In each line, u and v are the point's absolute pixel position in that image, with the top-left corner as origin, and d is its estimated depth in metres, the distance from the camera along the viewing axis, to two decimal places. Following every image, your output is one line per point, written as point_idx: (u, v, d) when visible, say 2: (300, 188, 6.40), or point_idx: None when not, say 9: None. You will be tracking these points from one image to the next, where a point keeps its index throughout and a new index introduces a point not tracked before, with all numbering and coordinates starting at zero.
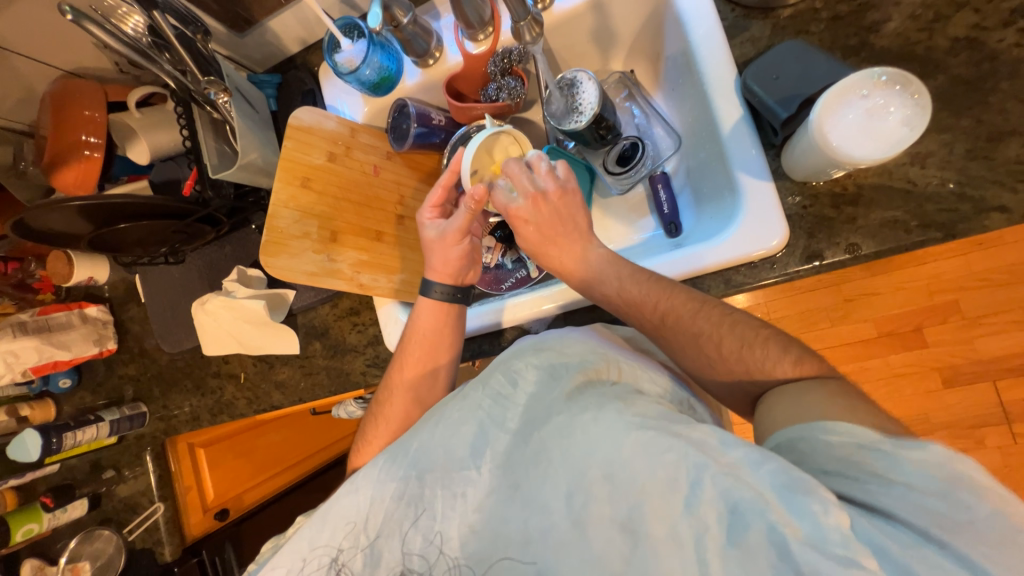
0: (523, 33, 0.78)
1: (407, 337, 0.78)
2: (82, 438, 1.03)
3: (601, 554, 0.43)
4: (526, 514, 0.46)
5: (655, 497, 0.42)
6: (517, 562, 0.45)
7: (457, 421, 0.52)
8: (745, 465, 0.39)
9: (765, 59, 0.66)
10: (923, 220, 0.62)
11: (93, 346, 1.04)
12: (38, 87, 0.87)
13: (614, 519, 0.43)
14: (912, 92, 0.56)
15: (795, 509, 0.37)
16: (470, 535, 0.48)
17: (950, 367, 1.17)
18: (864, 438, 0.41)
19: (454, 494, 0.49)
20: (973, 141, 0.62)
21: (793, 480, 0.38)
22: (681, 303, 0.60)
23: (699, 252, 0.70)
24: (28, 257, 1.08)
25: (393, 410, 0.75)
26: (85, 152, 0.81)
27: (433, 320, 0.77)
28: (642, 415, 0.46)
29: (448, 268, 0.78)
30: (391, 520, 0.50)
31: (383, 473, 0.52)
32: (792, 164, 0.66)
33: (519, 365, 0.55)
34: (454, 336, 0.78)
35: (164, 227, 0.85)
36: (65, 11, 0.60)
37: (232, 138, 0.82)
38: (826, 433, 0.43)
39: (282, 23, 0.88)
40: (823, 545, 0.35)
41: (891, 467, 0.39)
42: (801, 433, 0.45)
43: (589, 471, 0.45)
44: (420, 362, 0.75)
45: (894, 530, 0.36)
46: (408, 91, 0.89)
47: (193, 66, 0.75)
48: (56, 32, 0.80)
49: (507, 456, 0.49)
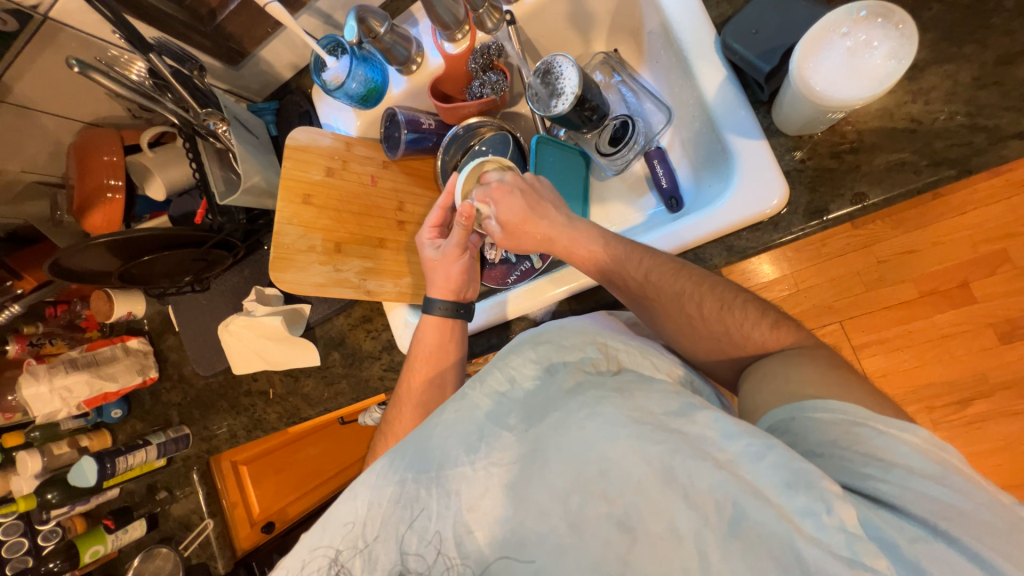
0: (484, 20, 0.81)
1: (413, 353, 0.80)
2: (133, 461, 1.10)
3: (599, 556, 0.42)
4: (524, 514, 0.45)
5: (652, 490, 0.42)
6: (515, 561, 0.45)
7: (454, 421, 0.52)
8: (744, 458, 0.41)
9: (743, 16, 0.64)
10: (932, 158, 0.59)
11: (137, 375, 1.12)
12: (64, 141, 0.95)
13: (611, 516, 0.42)
14: (898, 22, 0.53)
15: (799, 505, 0.38)
16: (469, 535, 0.47)
17: (1005, 321, 1.10)
18: (853, 415, 0.45)
19: (448, 493, 0.48)
20: (979, 68, 0.58)
21: (794, 475, 0.39)
22: (661, 272, 0.63)
23: (695, 223, 0.68)
24: (74, 300, 1.18)
25: (402, 424, 0.76)
26: (108, 194, 0.88)
27: (437, 335, 0.79)
28: (637, 409, 0.46)
29: (448, 286, 0.80)
30: (389, 521, 0.49)
31: (380, 477, 0.51)
32: (782, 117, 0.63)
33: (516, 361, 0.56)
34: (458, 349, 0.80)
35: (184, 256, 0.90)
36: (72, 63, 0.66)
37: (236, 165, 0.86)
38: (814, 410, 0.47)
39: (272, 51, 0.92)
40: (830, 545, 0.37)
41: (889, 448, 0.42)
42: (790, 414, 0.48)
43: (585, 467, 0.44)
44: (428, 376, 0.77)
45: (899, 521, 0.39)
46: (396, 100, 0.92)
47: (192, 101, 0.79)
48: (72, 87, 0.86)
49: (505, 454, 0.49)
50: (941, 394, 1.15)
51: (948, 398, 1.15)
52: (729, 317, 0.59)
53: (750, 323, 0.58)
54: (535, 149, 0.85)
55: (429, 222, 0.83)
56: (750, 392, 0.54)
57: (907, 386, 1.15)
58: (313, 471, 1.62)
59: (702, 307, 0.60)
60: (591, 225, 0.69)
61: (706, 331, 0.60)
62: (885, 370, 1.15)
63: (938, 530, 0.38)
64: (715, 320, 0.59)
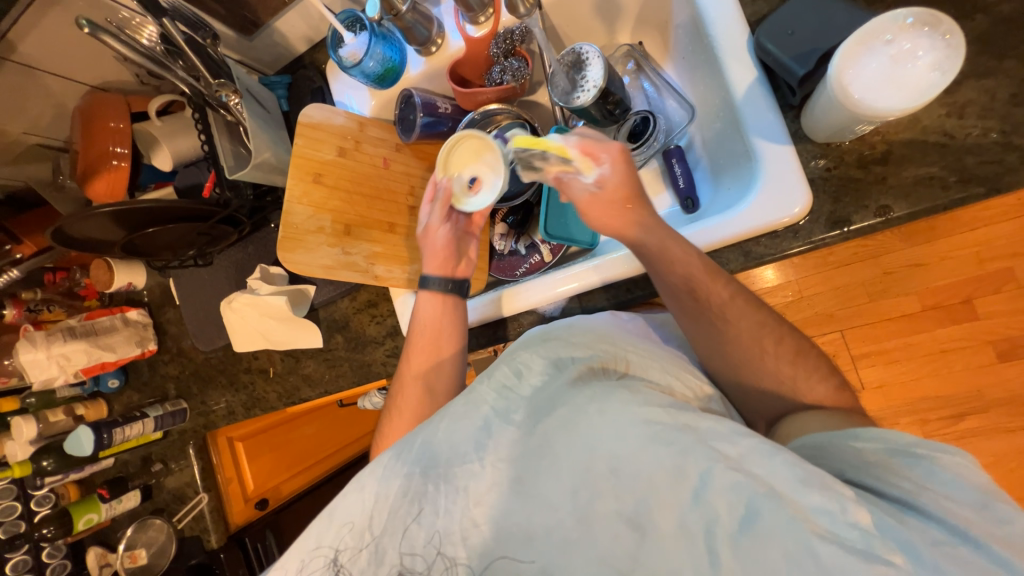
0: (517, 5, 0.78)
1: (412, 330, 0.80)
2: (130, 433, 1.10)
3: (607, 549, 0.44)
4: (530, 509, 0.46)
5: (662, 488, 0.43)
6: (517, 561, 0.46)
7: (460, 415, 0.51)
8: (757, 454, 0.42)
9: (779, 15, 0.62)
10: (961, 174, 0.58)
11: (136, 347, 1.11)
12: (68, 103, 0.92)
13: (621, 514, 0.44)
14: (944, 32, 0.51)
15: (814, 503, 0.39)
16: (475, 529, 0.48)
17: (1007, 340, 1.10)
18: (896, 445, 0.45)
19: (457, 487, 0.49)
20: (1018, 85, 0.57)
21: (808, 474, 0.40)
22: (697, 270, 0.64)
23: (716, 224, 0.68)
24: (73, 267, 1.14)
25: (405, 400, 0.75)
26: (114, 162, 0.86)
27: (434, 309, 0.79)
28: (645, 404, 0.47)
29: (439, 261, 0.81)
30: (395, 516, 0.49)
31: (388, 469, 0.51)
32: (813, 123, 0.62)
33: (525, 356, 0.55)
34: (456, 325, 0.79)
35: (188, 229, 0.88)
36: (80, 23, 0.64)
37: (246, 139, 0.84)
38: (855, 440, 0.47)
39: (288, 23, 0.89)
40: (846, 540, 0.37)
41: (925, 471, 0.42)
42: (829, 438, 0.48)
43: (596, 464, 0.45)
44: (424, 348, 0.77)
45: (925, 526, 0.39)
46: (413, 81, 0.89)
47: (204, 71, 0.77)
48: (78, 47, 0.84)
49: (511, 449, 0.49)
50: (938, 408, 1.15)
51: (943, 412, 1.15)
52: (794, 367, 0.62)
53: (809, 383, 0.61)
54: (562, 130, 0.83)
55: (425, 195, 0.83)
56: (804, 422, 0.58)
57: (903, 399, 1.16)
58: (310, 450, 1.63)
59: (779, 344, 0.63)
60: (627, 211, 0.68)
61: (779, 368, 0.62)
62: (883, 381, 1.16)
63: (967, 537, 0.38)
64: (777, 358, 0.63)
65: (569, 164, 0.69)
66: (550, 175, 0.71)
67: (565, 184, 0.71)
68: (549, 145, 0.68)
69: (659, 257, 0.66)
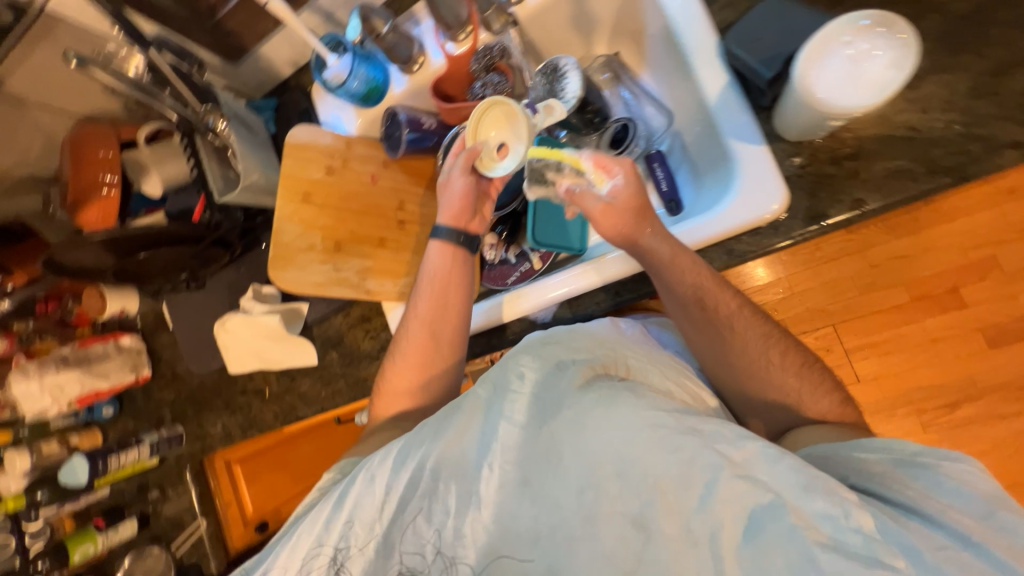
0: (491, 21, 0.83)
1: (423, 279, 0.81)
2: (126, 459, 1.10)
3: (612, 546, 0.49)
4: (538, 509, 0.51)
5: (668, 491, 0.48)
6: (517, 560, 0.52)
7: (472, 419, 0.55)
8: (762, 459, 0.47)
9: (745, 22, 0.64)
10: (929, 165, 0.60)
11: (130, 373, 1.11)
12: (58, 134, 0.94)
13: (628, 515, 0.49)
14: (900, 32, 0.54)
15: (817, 508, 0.44)
16: (485, 527, 0.53)
17: (993, 326, 1.11)
18: (898, 455, 0.52)
19: (472, 491, 0.54)
20: (976, 79, 0.59)
21: (812, 481, 0.45)
22: (707, 282, 0.68)
23: (699, 224, 0.70)
24: (65, 296, 1.11)
25: (413, 339, 0.80)
26: (104, 190, 0.87)
27: (444, 264, 0.80)
28: (651, 410, 0.51)
29: (453, 213, 0.81)
30: (407, 508, 0.55)
31: (398, 463, 0.56)
32: (785, 123, 0.64)
33: (525, 360, 0.56)
34: (465, 275, 0.82)
35: (180, 252, 0.90)
36: (69, 56, 0.67)
37: (234, 162, 0.85)
38: (862, 451, 0.54)
39: (273, 48, 0.91)
40: (846, 543, 0.43)
41: (929, 481, 0.49)
42: (839, 451, 0.56)
43: (601, 466, 0.50)
44: (434, 301, 0.79)
45: (930, 531, 0.45)
46: (397, 99, 0.90)
47: (191, 97, 0.80)
48: (66, 78, 0.86)
49: (519, 452, 0.53)
50: (932, 397, 1.16)
51: (938, 401, 1.16)
52: (800, 379, 0.66)
53: (815, 396, 0.65)
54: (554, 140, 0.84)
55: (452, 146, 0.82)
56: (814, 432, 0.62)
57: (898, 390, 1.17)
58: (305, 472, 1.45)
59: (784, 357, 0.67)
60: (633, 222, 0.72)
61: (786, 381, 0.67)
62: (878, 373, 1.17)
63: (970, 542, 0.44)
64: (760, 346, 0.68)
65: (583, 176, 0.72)
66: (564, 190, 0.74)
67: (578, 196, 0.73)
68: (564, 156, 0.71)
69: (671, 265, 0.69)
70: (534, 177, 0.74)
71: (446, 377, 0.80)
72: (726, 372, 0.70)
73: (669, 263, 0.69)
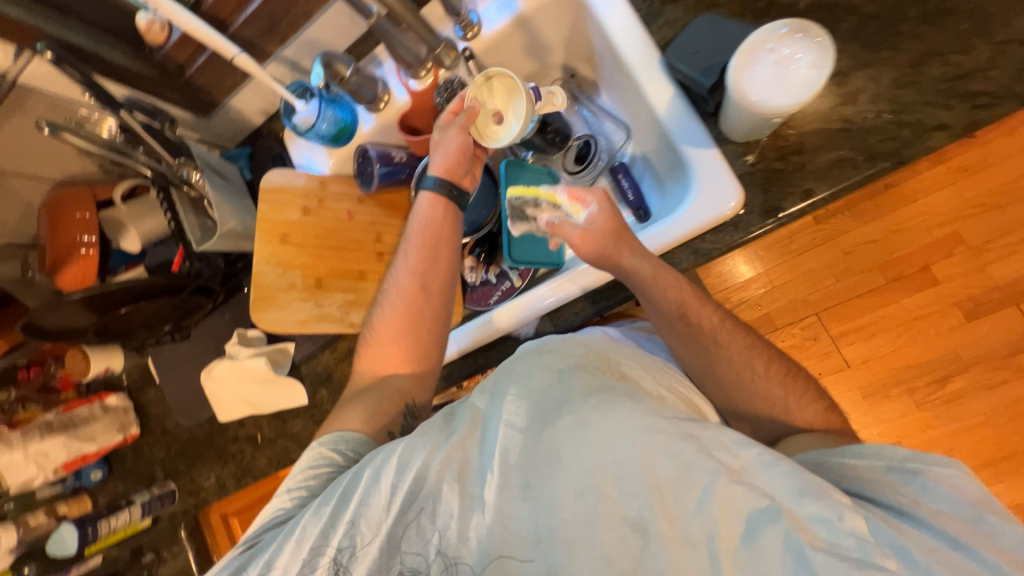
0: (443, 59, 0.83)
1: (412, 231, 0.81)
2: (116, 523, 1.06)
3: (611, 549, 0.48)
4: (537, 513, 0.50)
5: (669, 494, 0.48)
6: (517, 560, 0.50)
7: (476, 427, 0.57)
8: (758, 466, 0.49)
9: (682, 39, 0.70)
10: (868, 152, 0.64)
11: (117, 434, 1.08)
12: (35, 200, 0.96)
13: (628, 518, 0.48)
14: (815, 36, 0.58)
15: (812, 512, 0.46)
16: (484, 533, 0.51)
17: (969, 300, 1.14)
18: (890, 461, 0.54)
19: (473, 497, 0.53)
20: (897, 70, 0.64)
21: (806, 486, 0.47)
22: (691, 296, 0.71)
23: (666, 226, 0.72)
24: (49, 360, 1.11)
25: (403, 291, 0.79)
26: (82, 251, 0.87)
27: (433, 213, 0.81)
28: (651, 414, 0.52)
29: (447, 165, 0.80)
30: (407, 511, 0.54)
31: (402, 461, 0.55)
32: (730, 126, 0.68)
33: (527, 368, 0.59)
34: (452, 227, 0.81)
35: (163, 304, 0.90)
36: (42, 125, 0.69)
37: (210, 212, 0.87)
38: (855, 456, 0.56)
39: (242, 99, 0.94)
40: (840, 546, 0.45)
41: (920, 486, 0.50)
42: (831, 456, 0.58)
43: (600, 468, 0.49)
44: (423, 249, 0.79)
45: (921, 534, 0.46)
46: (367, 136, 0.94)
47: (164, 152, 0.81)
48: (39, 146, 0.88)
49: (521, 456, 0.52)
50: (920, 375, 1.17)
51: (928, 377, 1.17)
52: (787, 392, 0.69)
53: (800, 405, 0.68)
54: (522, 167, 0.90)
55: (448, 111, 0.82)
56: (801, 440, 0.65)
57: (889, 371, 1.18)
58: None
59: (768, 366, 0.70)
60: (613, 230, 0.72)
61: (769, 391, 0.69)
62: (866, 357, 1.18)
63: (959, 543, 0.45)
64: (737, 343, 0.71)
65: (560, 208, 0.78)
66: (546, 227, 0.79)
67: (555, 226, 0.77)
68: (541, 193, 0.80)
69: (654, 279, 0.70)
70: (517, 216, 0.83)
71: (434, 327, 0.79)
72: (709, 370, 0.72)
73: (654, 281, 0.71)
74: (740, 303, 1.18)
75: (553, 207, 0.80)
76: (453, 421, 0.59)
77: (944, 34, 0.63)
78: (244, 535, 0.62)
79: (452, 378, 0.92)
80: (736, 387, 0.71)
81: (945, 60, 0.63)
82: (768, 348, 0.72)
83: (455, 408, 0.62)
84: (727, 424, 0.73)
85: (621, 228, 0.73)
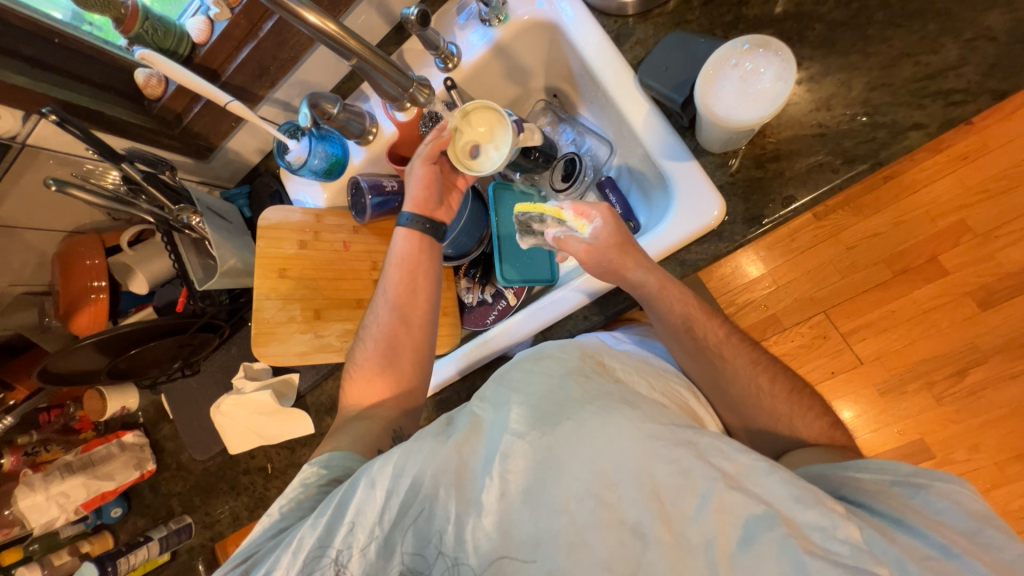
0: (417, 96, 0.83)
1: (391, 265, 0.83)
2: (135, 560, 1.07)
3: (610, 554, 0.47)
4: (536, 516, 0.49)
5: (667, 500, 0.48)
6: (517, 561, 0.49)
7: (476, 431, 0.56)
8: (757, 472, 0.49)
9: (652, 57, 0.72)
10: (845, 156, 0.64)
11: (134, 470, 1.11)
12: (49, 250, 1.00)
13: (626, 522, 0.48)
14: (776, 50, 0.60)
15: (808, 519, 0.46)
16: (483, 537, 0.51)
17: (981, 288, 1.11)
18: (895, 475, 0.53)
19: (471, 502, 0.52)
20: (869, 74, 0.64)
21: (801, 493, 0.47)
22: (697, 311, 0.71)
23: (658, 234, 0.72)
24: (67, 403, 1.17)
25: (383, 329, 0.81)
26: (93, 295, 0.91)
27: (410, 246, 0.83)
28: (649, 421, 0.52)
29: (419, 198, 0.82)
30: (406, 514, 0.53)
31: (399, 467, 0.54)
32: (705, 139, 0.69)
33: (527, 375, 0.59)
34: (430, 261, 0.83)
35: (170, 342, 0.93)
36: (48, 183, 0.72)
37: (211, 251, 0.90)
38: (859, 470, 0.55)
39: (239, 142, 0.98)
40: (838, 554, 0.44)
41: (924, 500, 0.49)
42: (835, 470, 0.57)
43: (599, 473, 0.49)
44: (403, 282, 0.81)
45: (916, 543, 0.45)
46: (358, 168, 0.97)
47: (165, 200, 0.83)
48: (50, 201, 0.92)
49: (520, 462, 0.52)
50: (936, 368, 1.13)
51: (945, 370, 1.13)
52: (791, 405, 0.68)
53: (806, 420, 0.67)
54: (507, 198, 0.93)
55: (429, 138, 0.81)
56: (802, 455, 0.64)
57: (903, 366, 1.14)
58: None
59: (773, 383, 0.69)
60: (620, 243, 0.71)
61: (775, 405, 0.68)
62: (880, 352, 1.15)
63: (955, 553, 0.44)
64: (730, 348, 0.71)
65: (563, 223, 0.76)
66: (552, 241, 0.76)
67: (562, 242, 0.75)
68: (546, 209, 0.74)
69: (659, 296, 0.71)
70: (524, 230, 0.78)
71: (417, 360, 0.82)
72: (704, 377, 0.72)
73: (660, 293, 0.71)
74: (746, 304, 1.17)
75: (558, 223, 0.76)
76: (453, 426, 0.58)
77: (912, 36, 0.64)
78: (242, 545, 0.60)
79: (452, 399, 0.93)
80: (731, 394, 0.70)
81: (915, 60, 0.63)
82: (765, 351, 0.71)
83: (454, 415, 0.61)
84: (727, 432, 0.73)
85: (629, 241, 0.72)
